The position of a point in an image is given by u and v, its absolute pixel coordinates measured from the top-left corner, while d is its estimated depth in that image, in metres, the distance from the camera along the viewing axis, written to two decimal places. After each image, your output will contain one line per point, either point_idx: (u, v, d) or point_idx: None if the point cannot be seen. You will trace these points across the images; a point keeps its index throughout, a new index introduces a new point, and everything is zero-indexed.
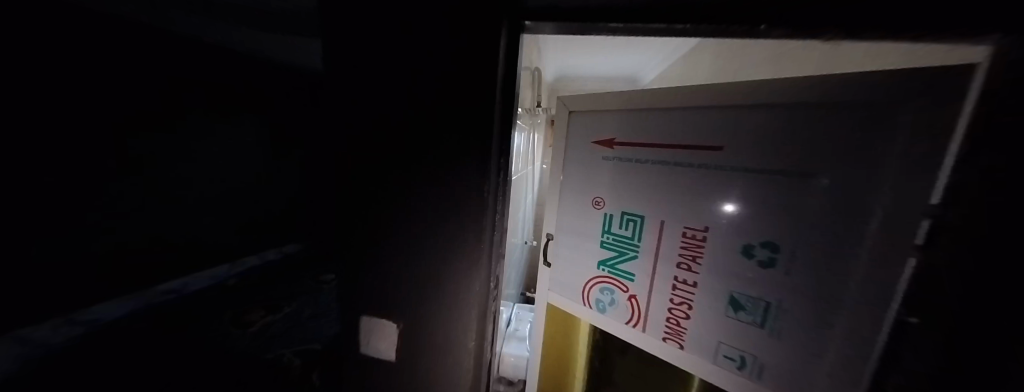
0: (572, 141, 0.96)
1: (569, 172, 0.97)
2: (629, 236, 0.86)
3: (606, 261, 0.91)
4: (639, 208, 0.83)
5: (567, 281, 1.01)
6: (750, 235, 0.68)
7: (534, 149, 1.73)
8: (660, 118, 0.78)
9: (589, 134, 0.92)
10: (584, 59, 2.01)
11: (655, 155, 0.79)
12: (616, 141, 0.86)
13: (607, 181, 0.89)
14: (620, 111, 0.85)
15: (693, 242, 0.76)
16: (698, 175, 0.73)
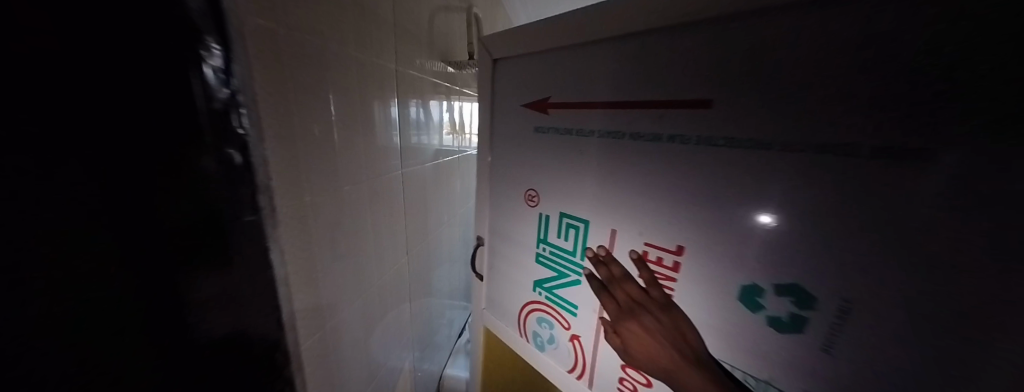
0: (498, 107, 0.72)
1: (498, 153, 0.75)
2: (571, 251, 0.64)
3: (544, 283, 0.72)
4: (579, 211, 0.61)
5: (503, 302, 0.84)
6: (751, 259, 0.41)
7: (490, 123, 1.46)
8: (597, 69, 0.53)
9: (515, 95, 0.68)
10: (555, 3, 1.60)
11: (604, 122, 0.53)
12: (549, 102, 0.61)
13: (543, 165, 0.66)
14: (560, 54, 0.58)
15: (663, 271, 0.51)
16: (647, 161, 0.49)
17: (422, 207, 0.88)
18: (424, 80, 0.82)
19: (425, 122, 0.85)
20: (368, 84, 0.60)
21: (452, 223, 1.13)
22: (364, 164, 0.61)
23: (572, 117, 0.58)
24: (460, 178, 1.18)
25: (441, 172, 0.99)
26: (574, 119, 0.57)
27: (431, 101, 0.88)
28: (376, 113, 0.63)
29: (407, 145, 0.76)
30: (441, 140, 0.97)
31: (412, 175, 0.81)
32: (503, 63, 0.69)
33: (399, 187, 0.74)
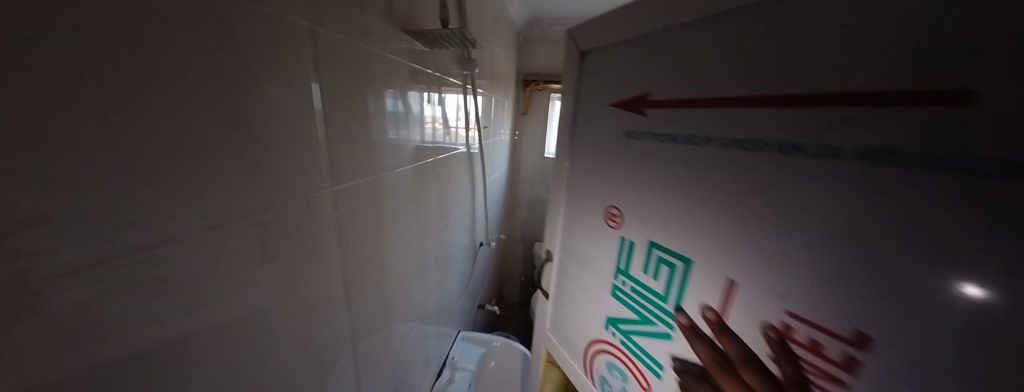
0: (582, 105, 0.64)
1: (578, 156, 0.65)
2: (661, 293, 0.48)
3: (621, 323, 0.56)
4: (675, 244, 0.44)
5: (568, 325, 0.73)
6: (982, 365, 0.21)
7: (482, 115, 1.27)
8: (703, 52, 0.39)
9: (604, 91, 0.57)
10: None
11: (719, 126, 0.37)
12: (649, 98, 0.47)
13: (630, 181, 0.51)
14: (671, 33, 0.43)
15: (818, 363, 0.30)
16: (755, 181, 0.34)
17: (391, 220, 0.68)
18: (403, 66, 0.66)
19: (400, 114, 0.68)
20: (326, 69, 0.44)
21: (433, 234, 0.94)
22: (320, 172, 0.45)
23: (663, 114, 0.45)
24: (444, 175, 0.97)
25: (415, 175, 0.78)
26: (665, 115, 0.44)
27: (410, 92, 0.70)
28: (339, 110, 0.48)
29: (375, 146, 0.59)
30: (419, 136, 0.79)
31: (375, 181, 0.58)
32: (592, 54, 0.61)
33: (355, 201, 0.54)
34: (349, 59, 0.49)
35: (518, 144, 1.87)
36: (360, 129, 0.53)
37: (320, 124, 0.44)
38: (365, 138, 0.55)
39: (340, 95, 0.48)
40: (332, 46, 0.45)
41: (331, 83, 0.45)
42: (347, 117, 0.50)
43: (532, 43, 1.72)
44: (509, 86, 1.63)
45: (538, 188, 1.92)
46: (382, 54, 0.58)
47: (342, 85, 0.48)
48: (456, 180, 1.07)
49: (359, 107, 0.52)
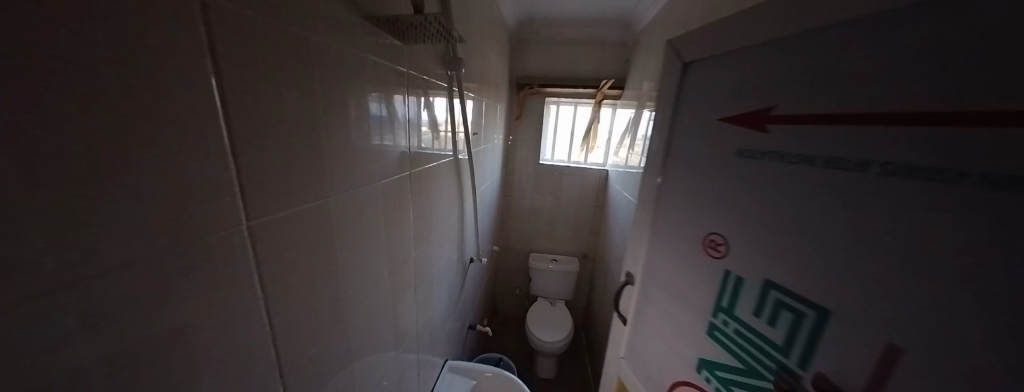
0: (682, 109, 0.79)
1: (676, 169, 0.78)
2: (777, 341, 0.54)
3: (717, 369, 0.65)
4: (804, 294, 0.50)
5: (652, 357, 0.84)
6: None
7: (473, 120, 1.18)
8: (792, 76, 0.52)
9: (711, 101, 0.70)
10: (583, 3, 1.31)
11: (863, 138, 0.42)
12: (772, 115, 0.55)
13: (719, 190, 0.66)
14: (813, 43, 0.49)
15: None
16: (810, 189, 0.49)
17: (371, 237, 0.60)
18: (387, 67, 0.59)
19: (387, 119, 0.60)
20: (296, 69, 0.38)
21: (422, 249, 0.84)
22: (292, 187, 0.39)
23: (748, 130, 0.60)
24: (434, 184, 0.88)
25: (401, 185, 0.69)
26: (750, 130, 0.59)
27: (398, 96, 0.64)
28: (311, 115, 0.41)
29: (354, 154, 0.51)
30: (408, 141, 0.71)
31: (345, 191, 0.50)
32: (697, 64, 0.74)
33: (330, 217, 0.47)
34: (323, 59, 0.43)
35: (511, 150, 1.78)
36: (336, 135, 0.46)
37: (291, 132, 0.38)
38: (342, 146, 0.48)
39: (310, 98, 0.41)
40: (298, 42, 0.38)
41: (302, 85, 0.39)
42: (319, 124, 0.43)
43: (525, 45, 1.64)
44: (502, 89, 1.55)
45: (533, 196, 1.84)
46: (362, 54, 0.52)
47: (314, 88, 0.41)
48: (445, 190, 0.98)
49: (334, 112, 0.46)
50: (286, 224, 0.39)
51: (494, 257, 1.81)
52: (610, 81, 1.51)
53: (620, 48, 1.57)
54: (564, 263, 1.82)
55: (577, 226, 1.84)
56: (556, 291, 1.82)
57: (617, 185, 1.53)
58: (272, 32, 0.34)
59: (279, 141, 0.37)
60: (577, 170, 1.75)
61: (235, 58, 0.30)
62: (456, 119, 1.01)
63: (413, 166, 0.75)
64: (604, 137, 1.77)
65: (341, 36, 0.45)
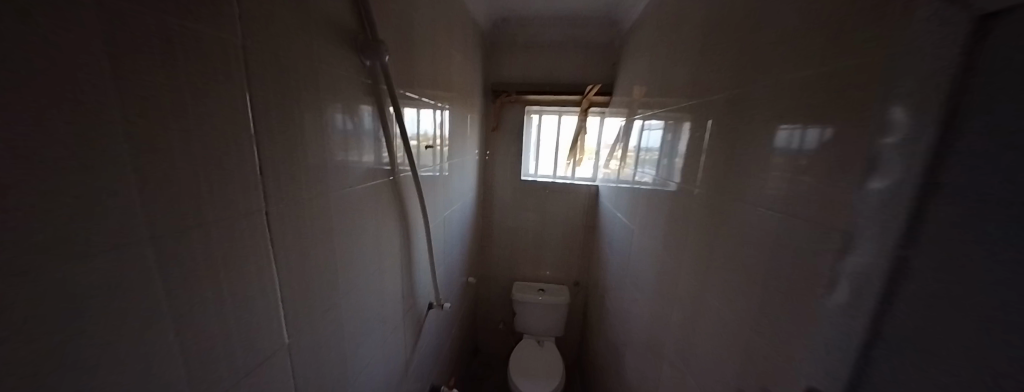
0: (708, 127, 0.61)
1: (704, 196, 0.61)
2: None
3: None
4: None
5: None
6: None
7: (442, 132, 1.00)
8: (831, 80, 0.35)
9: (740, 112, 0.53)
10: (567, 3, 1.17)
11: None
12: None
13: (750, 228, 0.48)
14: None
15: None
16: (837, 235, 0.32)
17: (305, 289, 0.44)
18: (334, 67, 0.46)
19: (354, 130, 0.52)
20: (217, 70, 0.29)
21: (382, 292, 0.67)
22: (167, 227, 0.26)
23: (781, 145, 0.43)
24: (400, 209, 0.72)
25: (371, 204, 0.60)
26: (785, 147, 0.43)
27: (343, 107, 0.49)
28: (240, 130, 0.32)
29: (309, 172, 0.43)
30: (379, 156, 0.62)
31: (285, 223, 0.39)
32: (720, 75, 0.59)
33: (236, 267, 0.33)
34: (262, 60, 0.34)
35: (488, 167, 1.58)
36: (289, 149, 0.39)
37: (184, 149, 0.26)
38: (296, 163, 0.40)
39: (253, 109, 0.33)
40: (215, 33, 0.28)
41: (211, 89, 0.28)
42: (245, 142, 0.32)
43: (500, 49, 1.47)
44: (475, 99, 1.35)
45: (515, 217, 1.62)
46: (313, 51, 0.42)
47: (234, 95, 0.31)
48: (416, 213, 0.81)
49: (287, 123, 0.38)
50: (152, 283, 0.25)
51: (471, 289, 1.56)
52: (597, 87, 1.35)
53: (606, 51, 1.42)
54: (552, 294, 1.59)
55: (566, 250, 1.62)
56: (543, 327, 1.58)
57: (609, 204, 1.33)
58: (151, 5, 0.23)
59: (147, 160, 0.24)
60: (564, 186, 1.55)
61: (49, 22, 0.18)
62: (424, 131, 0.86)
63: (383, 183, 0.64)
64: (592, 149, 1.59)
65: (262, 23, 0.33)
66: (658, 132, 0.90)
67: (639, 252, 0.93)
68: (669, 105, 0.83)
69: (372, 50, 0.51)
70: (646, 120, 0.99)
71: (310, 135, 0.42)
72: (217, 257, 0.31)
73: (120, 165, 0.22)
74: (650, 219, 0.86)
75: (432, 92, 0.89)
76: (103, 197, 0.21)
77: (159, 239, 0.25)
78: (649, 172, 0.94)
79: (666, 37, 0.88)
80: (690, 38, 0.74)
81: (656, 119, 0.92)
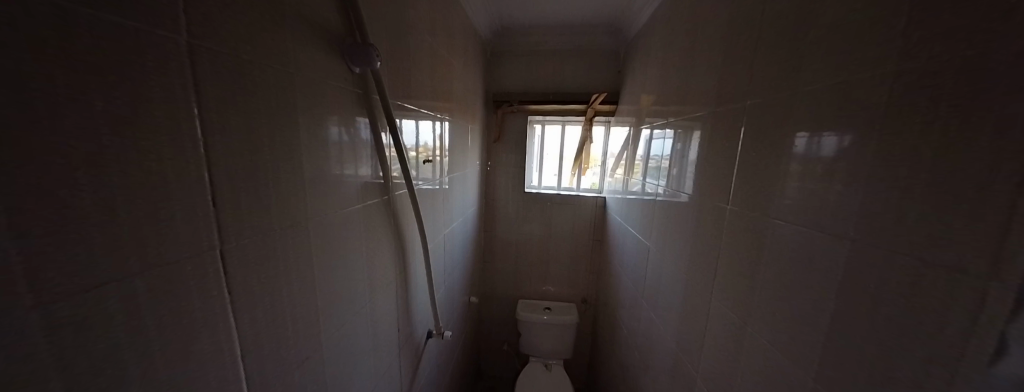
0: (730, 137, 0.56)
1: (732, 211, 0.55)
2: None
3: None
4: None
5: None
6: None
7: (442, 143, 0.93)
8: (901, 76, 0.29)
9: (771, 117, 0.47)
10: (570, 11, 1.14)
11: None
12: None
13: (799, 252, 0.41)
14: None
15: None
16: (954, 270, 0.25)
17: (274, 335, 0.36)
18: (322, 72, 0.41)
19: (344, 141, 0.46)
20: (156, 66, 0.23)
21: (373, 325, 0.59)
22: (80, 261, 0.19)
23: (827, 152, 0.37)
24: (395, 230, 0.65)
25: (363, 226, 0.53)
26: (834, 155, 0.36)
27: (336, 116, 0.44)
28: (191, 143, 0.25)
29: (289, 192, 0.37)
30: (376, 169, 0.56)
31: (250, 256, 0.32)
32: (742, 82, 0.54)
33: (174, 315, 0.25)
34: (226, 61, 0.28)
35: (490, 179, 1.52)
36: (261, 167, 0.33)
37: (99, 161, 0.20)
38: (271, 183, 0.34)
39: (213, 118, 0.27)
40: (151, 15, 0.22)
41: (141, 84, 0.22)
42: (205, 154, 0.27)
43: (501, 60, 1.44)
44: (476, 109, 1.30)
45: (518, 231, 1.55)
46: (293, 54, 0.36)
47: (186, 94, 0.25)
48: (413, 233, 0.74)
49: (260, 135, 0.32)
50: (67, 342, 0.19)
51: (473, 308, 1.48)
52: (601, 95, 1.30)
53: (610, 59, 1.38)
54: (560, 312, 1.50)
55: (573, 265, 1.54)
56: (549, 348, 1.49)
57: (619, 217, 1.25)
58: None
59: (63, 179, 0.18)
60: (570, 198, 1.48)
61: None
62: (423, 142, 0.79)
63: (378, 202, 0.58)
64: (597, 159, 1.53)
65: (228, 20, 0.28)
66: (669, 141, 0.83)
67: (658, 271, 0.85)
68: (681, 112, 0.77)
69: (361, 53, 0.45)
70: (655, 128, 0.93)
71: (294, 149, 0.37)
72: (147, 305, 0.23)
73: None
74: (669, 236, 0.79)
75: (432, 104, 0.84)
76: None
77: (45, 287, 0.18)
78: (661, 184, 0.86)
79: (675, 41, 0.83)
80: (703, 39, 0.68)
81: (668, 127, 0.84)
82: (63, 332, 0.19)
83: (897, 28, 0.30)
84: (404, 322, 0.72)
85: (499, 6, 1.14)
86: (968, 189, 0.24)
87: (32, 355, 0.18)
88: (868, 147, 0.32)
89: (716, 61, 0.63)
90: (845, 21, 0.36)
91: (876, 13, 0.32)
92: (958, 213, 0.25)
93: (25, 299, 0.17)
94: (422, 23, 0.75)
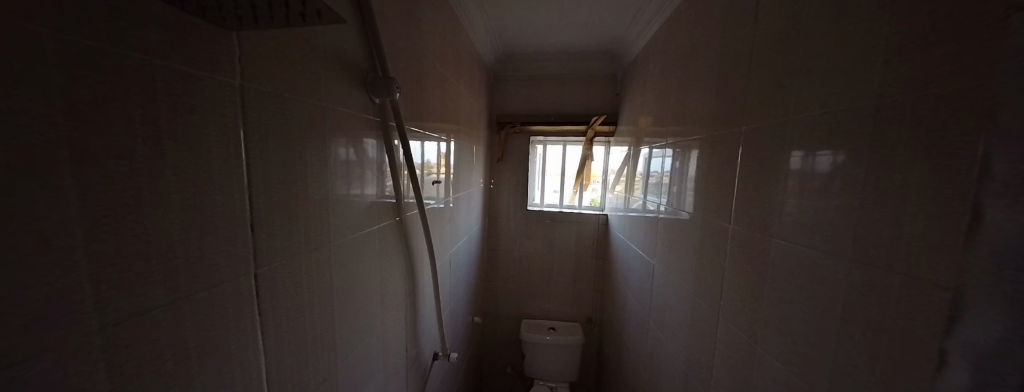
0: (728, 157, 0.59)
1: (735, 228, 0.57)
2: None
3: None
4: None
5: None
6: None
7: (448, 162, 0.96)
8: (886, 105, 0.32)
9: (767, 138, 0.50)
10: (569, 38, 1.22)
11: None
12: None
13: (800, 266, 0.43)
14: None
15: None
16: (944, 287, 0.27)
17: (293, 358, 0.37)
18: (343, 97, 0.44)
19: (359, 164, 0.49)
20: (213, 105, 0.25)
21: (383, 347, 0.58)
22: (144, 276, 0.21)
23: (824, 171, 0.39)
24: (405, 250, 0.66)
25: (374, 246, 0.54)
26: (830, 174, 0.38)
27: (347, 136, 0.45)
28: (236, 172, 0.28)
29: (311, 214, 0.39)
30: (382, 187, 0.56)
31: (278, 277, 0.33)
32: (737, 106, 0.58)
33: (210, 337, 0.26)
34: (270, 97, 0.31)
35: (493, 197, 1.54)
36: (291, 192, 0.35)
37: (159, 190, 0.22)
38: (299, 207, 0.36)
39: (255, 149, 0.30)
40: (212, 59, 0.25)
41: (201, 118, 0.24)
42: (243, 177, 0.29)
43: (503, 83, 1.50)
44: (481, 130, 1.35)
45: (521, 249, 1.55)
46: (324, 88, 0.40)
47: (234, 123, 0.27)
48: (421, 252, 0.75)
49: (292, 164, 0.35)
50: (126, 353, 0.21)
51: (476, 329, 1.45)
52: (601, 116, 1.36)
53: (608, 82, 1.45)
54: (563, 332, 1.48)
55: (576, 283, 1.53)
56: (554, 370, 1.45)
57: (622, 234, 1.27)
58: (126, 19, 0.19)
59: (137, 202, 0.20)
60: (572, 215, 1.50)
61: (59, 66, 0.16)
62: (429, 161, 0.81)
63: (391, 223, 0.60)
64: (597, 177, 1.57)
65: (269, 54, 0.31)
66: (669, 159, 0.85)
67: (663, 289, 0.85)
68: (679, 133, 0.80)
69: (383, 85, 0.49)
70: (655, 147, 0.96)
71: (310, 170, 0.38)
72: (187, 325, 0.25)
73: (64, 220, 0.17)
74: (673, 253, 0.80)
75: (440, 127, 0.88)
76: (25, 259, 0.16)
77: (109, 311, 0.20)
78: (662, 201, 0.88)
79: (671, 66, 0.89)
80: (698, 66, 0.73)
81: (667, 147, 0.88)
82: (119, 349, 0.21)
83: (875, 60, 0.33)
84: (412, 343, 0.72)
85: (502, 34, 1.21)
86: (950, 211, 0.26)
87: (91, 375, 0.19)
88: (864, 170, 0.34)
89: (711, 87, 0.67)
90: (830, 53, 0.39)
91: (860, 49, 0.35)
92: (945, 233, 0.27)
93: (92, 320, 0.19)
94: (433, 53, 0.80)
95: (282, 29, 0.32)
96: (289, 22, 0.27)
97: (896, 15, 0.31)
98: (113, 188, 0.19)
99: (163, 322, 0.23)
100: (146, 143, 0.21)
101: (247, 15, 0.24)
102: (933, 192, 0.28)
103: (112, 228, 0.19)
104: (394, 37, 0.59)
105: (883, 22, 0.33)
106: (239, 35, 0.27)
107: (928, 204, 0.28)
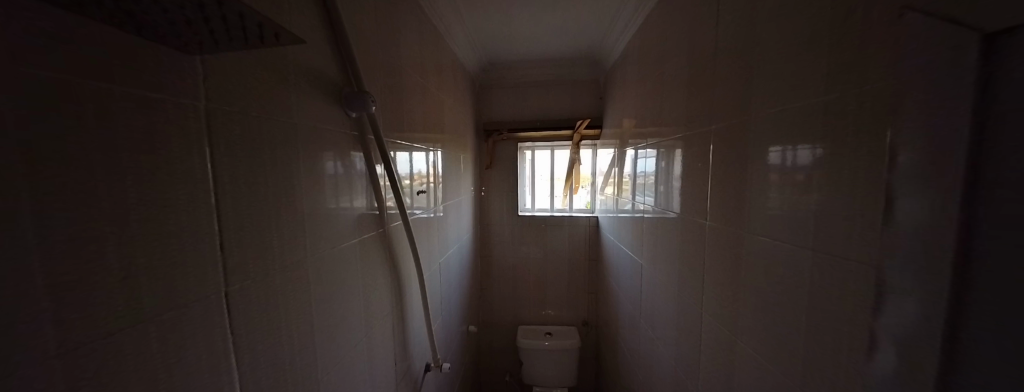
0: (704, 156, 0.61)
1: (713, 225, 0.58)
2: None
3: None
4: None
5: None
6: None
7: (435, 171, 0.97)
8: (835, 101, 0.33)
9: (738, 137, 0.51)
10: (549, 46, 1.25)
11: None
12: None
13: (773, 260, 0.44)
14: None
15: None
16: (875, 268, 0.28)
17: (272, 378, 0.36)
18: (318, 114, 0.44)
19: (343, 179, 0.49)
20: (177, 128, 0.26)
21: (369, 362, 0.58)
22: (108, 302, 0.22)
23: (807, 164, 0.37)
24: (390, 261, 0.66)
25: (357, 259, 0.54)
26: (802, 169, 0.38)
27: (328, 152, 0.46)
28: (203, 195, 0.28)
29: (290, 231, 0.39)
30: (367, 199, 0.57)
31: (251, 296, 0.33)
32: (708, 106, 0.60)
33: (179, 358, 0.26)
34: (237, 118, 0.32)
35: (484, 204, 1.54)
36: (268, 211, 0.36)
37: (122, 211, 0.22)
38: (276, 224, 0.37)
39: (224, 171, 0.30)
40: (174, 85, 0.26)
41: (163, 143, 0.25)
42: (210, 199, 0.29)
43: (489, 91, 1.52)
44: (468, 138, 1.36)
45: (515, 255, 1.55)
46: (296, 106, 0.40)
47: (199, 145, 0.28)
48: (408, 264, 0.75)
49: (267, 183, 0.35)
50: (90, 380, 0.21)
51: (473, 339, 1.43)
52: (586, 120, 1.38)
53: (591, 86, 1.48)
54: (561, 337, 1.47)
55: (572, 286, 1.53)
56: (554, 376, 1.44)
57: (611, 234, 1.28)
58: (86, 54, 0.20)
59: (99, 228, 0.21)
60: (563, 219, 1.51)
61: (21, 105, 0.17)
62: (418, 171, 0.82)
63: (374, 236, 0.60)
64: (587, 179, 1.59)
65: (234, 76, 0.31)
66: (653, 160, 0.88)
67: (652, 288, 0.86)
68: (659, 133, 0.83)
69: (357, 100, 0.50)
70: (638, 149, 0.99)
71: (288, 186, 0.39)
72: (154, 347, 0.25)
73: (21, 245, 0.17)
74: (660, 252, 0.81)
75: (427, 138, 0.90)
76: None
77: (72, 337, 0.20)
78: (649, 201, 0.91)
79: (647, 69, 0.92)
80: (671, 69, 0.75)
81: (649, 148, 0.90)
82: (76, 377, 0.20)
83: (822, 58, 0.35)
84: (401, 356, 0.71)
85: (483, 44, 1.24)
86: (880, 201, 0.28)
87: None
88: (818, 161, 0.35)
89: (684, 89, 0.69)
90: (785, 53, 0.41)
91: (807, 49, 0.37)
92: (878, 221, 0.28)
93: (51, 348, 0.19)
94: (414, 66, 0.82)
95: (251, 52, 0.33)
96: (251, 45, 0.28)
97: (837, 15, 0.33)
98: (75, 220, 0.20)
99: (127, 343, 0.23)
100: (109, 171, 0.21)
101: (208, 40, 0.25)
102: (869, 181, 0.29)
103: (71, 255, 0.20)
104: (373, 52, 0.61)
105: (824, 21, 0.35)
106: (203, 60, 0.28)
107: (867, 192, 0.29)
